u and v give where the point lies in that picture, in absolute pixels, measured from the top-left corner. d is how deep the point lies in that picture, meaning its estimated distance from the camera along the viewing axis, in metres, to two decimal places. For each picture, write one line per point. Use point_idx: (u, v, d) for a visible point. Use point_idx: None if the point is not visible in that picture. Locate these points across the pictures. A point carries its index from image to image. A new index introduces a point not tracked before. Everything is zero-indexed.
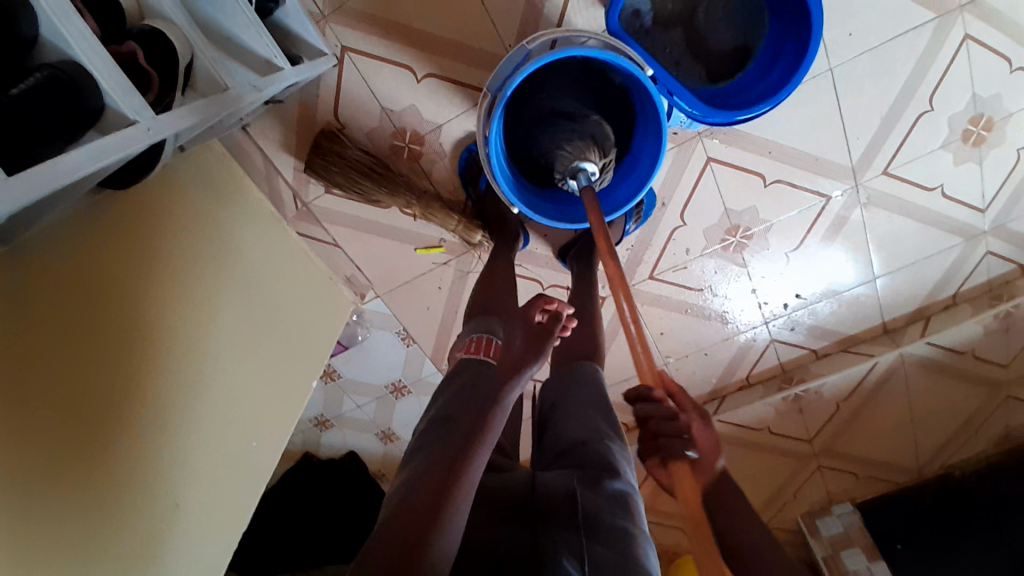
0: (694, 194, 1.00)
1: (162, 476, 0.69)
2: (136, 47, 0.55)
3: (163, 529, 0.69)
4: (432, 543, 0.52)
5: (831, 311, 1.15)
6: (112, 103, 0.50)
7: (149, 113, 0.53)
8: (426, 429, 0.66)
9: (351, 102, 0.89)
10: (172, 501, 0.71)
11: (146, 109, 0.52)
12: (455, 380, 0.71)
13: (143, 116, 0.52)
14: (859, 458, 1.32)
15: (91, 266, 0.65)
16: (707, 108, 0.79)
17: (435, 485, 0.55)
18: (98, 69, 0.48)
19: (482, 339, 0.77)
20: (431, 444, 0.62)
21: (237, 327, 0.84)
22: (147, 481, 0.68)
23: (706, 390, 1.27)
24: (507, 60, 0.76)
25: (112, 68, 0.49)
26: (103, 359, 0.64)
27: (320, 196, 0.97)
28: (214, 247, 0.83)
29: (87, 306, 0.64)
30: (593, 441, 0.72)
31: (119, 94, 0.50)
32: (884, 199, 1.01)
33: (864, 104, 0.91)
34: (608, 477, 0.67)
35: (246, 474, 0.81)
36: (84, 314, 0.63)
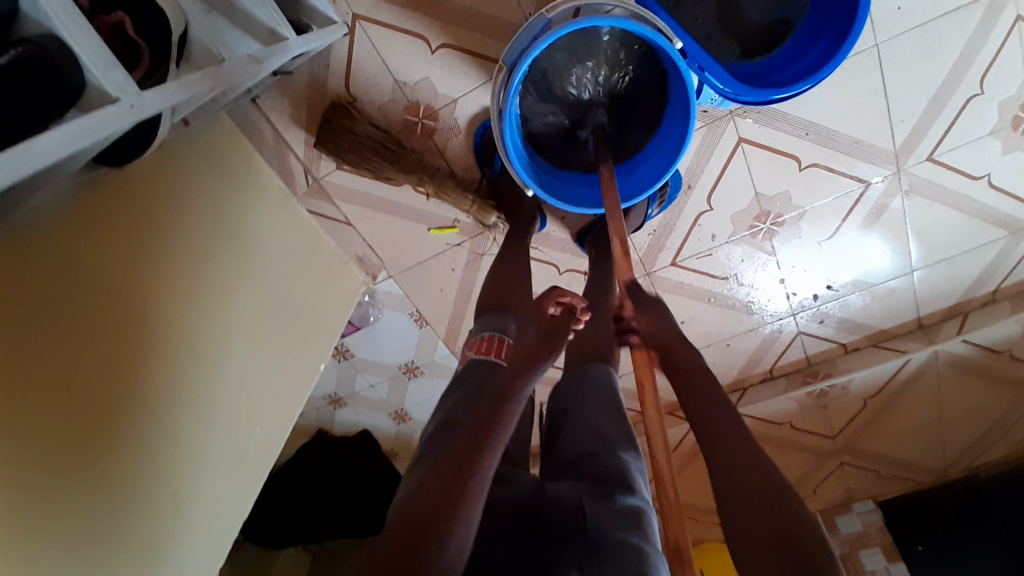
0: (723, 176, 0.94)
1: (163, 464, 0.68)
2: (124, 16, 0.52)
3: (163, 521, 0.68)
4: (432, 554, 0.49)
5: (863, 304, 1.09)
6: (92, 78, 0.46)
7: (133, 90, 0.49)
8: (433, 433, 0.64)
9: (361, 74, 0.85)
10: (173, 488, 0.69)
11: (130, 85, 0.48)
12: (463, 380, 0.70)
13: (126, 92, 0.48)
14: (886, 455, 1.26)
15: (90, 246, 0.63)
16: (741, 85, 0.73)
17: (443, 485, 0.53)
18: (76, 41, 0.44)
19: (493, 339, 0.76)
20: (436, 448, 0.60)
21: (240, 310, 0.81)
22: (150, 467, 0.66)
23: (727, 381, 1.23)
24: (524, 30, 0.72)
25: (95, 42, 0.46)
26: (105, 343, 0.63)
27: (332, 171, 0.94)
28: (214, 226, 0.80)
29: (78, 288, 0.61)
30: (603, 451, 0.69)
31: (98, 70, 0.46)
32: (924, 188, 0.94)
33: (910, 83, 0.84)
34: (618, 492, 0.64)
35: (251, 459, 0.80)
36: (82, 297, 0.61)
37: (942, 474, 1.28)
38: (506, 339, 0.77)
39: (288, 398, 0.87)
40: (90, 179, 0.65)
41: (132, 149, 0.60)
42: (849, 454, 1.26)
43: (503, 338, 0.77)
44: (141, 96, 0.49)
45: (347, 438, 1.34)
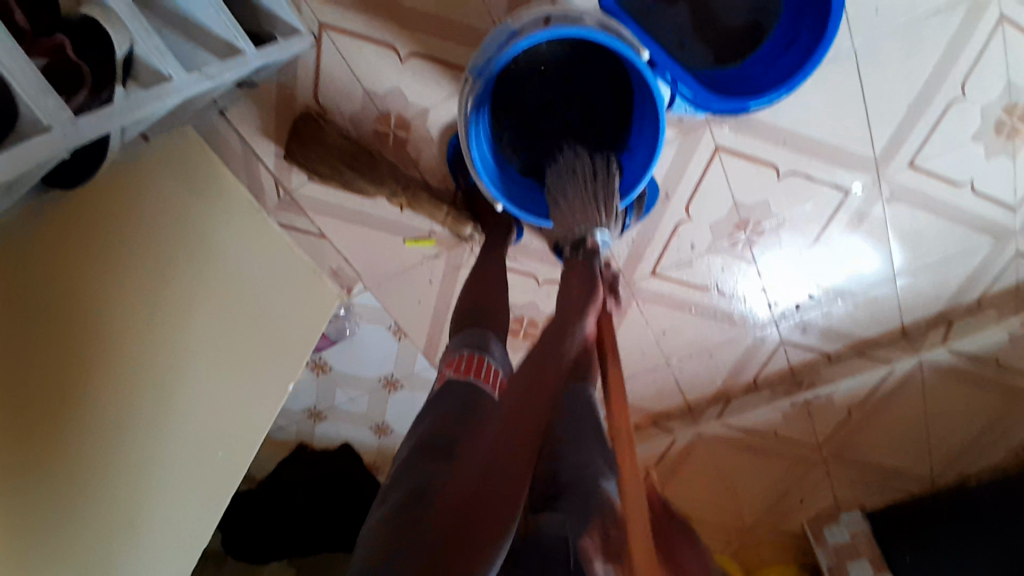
0: (700, 186, 0.93)
1: (116, 481, 0.67)
2: (65, 40, 0.49)
3: (117, 538, 0.66)
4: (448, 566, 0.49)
5: (847, 312, 1.08)
6: (23, 106, 0.43)
7: (67, 116, 0.46)
8: (411, 454, 0.63)
9: (331, 85, 0.84)
10: (129, 517, 0.68)
11: (63, 111, 0.46)
12: (440, 401, 0.69)
13: (59, 119, 0.45)
14: (873, 463, 1.25)
15: (39, 265, 0.63)
16: (709, 95, 0.73)
17: (461, 494, 0.52)
18: (9, 70, 0.42)
19: (471, 360, 0.74)
20: (420, 469, 0.60)
21: (207, 327, 0.79)
22: (104, 495, 0.65)
23: (711, 391, 1.21)
24: (491, 39, 0.70)
25: (27, 66, 0.43)
26: (54, 365, 0.62)
27: (304, 184, 0.92)
28: (181, 240, 0.79)
29: (25, 302, 0.61)
30: (590, 482, 0.69)
31: (30, 97, 0.43)
32: (906, 194, 0.93)
33: (888, 89, 0.83)
34: (602, 525, 0.66)
35: (216, 490, 0.77)
36: (28, 317, 0.61)
37: (931, 482, 1.26)
38: (486, 359, 0.76)
39: (255, 419, 0.83)
40: (37, 202, 0.64)
41: (79, 171, 0.58)
42: (835, 462, 1.24)
43: (489, 359, 0.76)
44: (75, 123, 0.47)
45: (328, 452, 1.32)
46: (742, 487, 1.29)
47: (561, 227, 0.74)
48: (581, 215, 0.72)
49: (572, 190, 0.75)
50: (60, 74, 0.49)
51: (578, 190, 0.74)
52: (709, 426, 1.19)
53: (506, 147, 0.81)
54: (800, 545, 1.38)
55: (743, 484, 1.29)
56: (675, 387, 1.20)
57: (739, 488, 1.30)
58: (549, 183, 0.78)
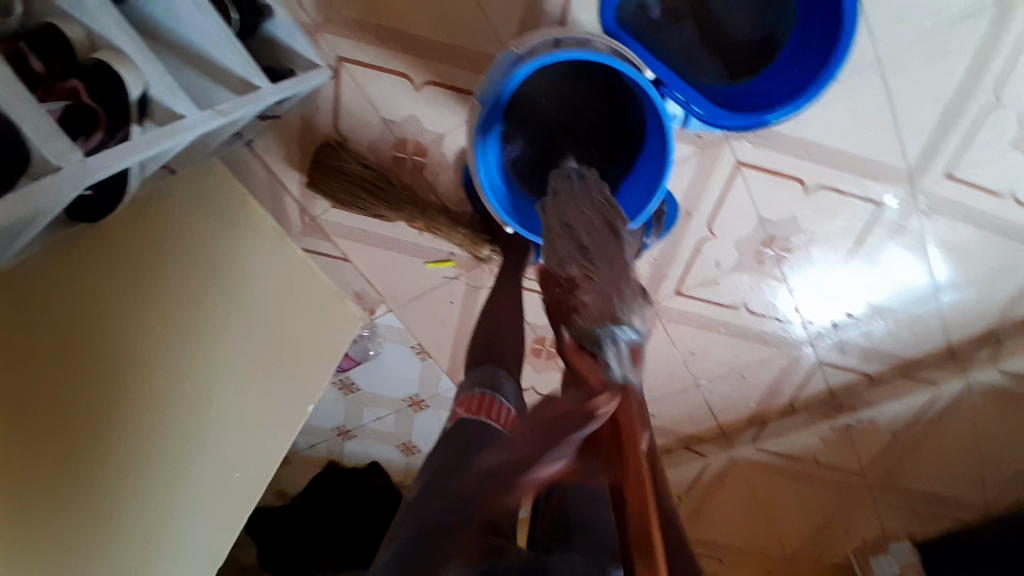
0: (722, 202, 0.90)
1: (126, 506, 0.70)
2: (78, 84, 0.53)
3: (127, 557, 0.70)
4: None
5: (887, 330, 1.02)
6: (34, 148, 0.46)
7: (77, 155, 0.48)
8: (414, 500, 0.59)
9: (350, 114, 0.87)
10: (146, 537, 0.73)
11: (73, 151, 0.48)
12: (447, 442, 0.65)
13: (68, 160, 0.47)
14: (921, 491, 1.16)
15: (69, 300, 0.66)
16: (717, 110, 0.71)
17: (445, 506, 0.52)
18: (20, 116, 0.44)
19: (483, 399, 0.70)
20: (417, 514, 0.56)
21: (225, 352, 0.83)
22: (124, 518, 0.70)
23: (745, 415, 1.16)
24: (496, 65, 0.71)
25: (37, 113, 0.45)
26: (80, 397, 0.66)
27: (327, 210, 0.95)
28: (203, 270, 0.82)
29: (48, 339, 0.64)
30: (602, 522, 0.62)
31: (41, 140, 0.46)
32: (947, 206, 0.87)
33: (919, 98, 0.78)
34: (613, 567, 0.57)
35: (229, 507, 0.82)
36: (58, 352, 0.65)
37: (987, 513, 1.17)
38: (498, 399, 0.71)
39: (266, 441, 0.87)
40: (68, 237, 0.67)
41: (97, 208, 0.62)
42: (882, 490, 1.17)
43: (499, 400, 0.70)
44: (86, 162, 0.49)
45: (357, 470, 1.35)
46: (779, 513, 1.23)
47: (562, 307, 0.56)
48: (596, 291, 0.54)
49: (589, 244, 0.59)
50: (74, 117, 0.53)
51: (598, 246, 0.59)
52: (743, 450, 1.14)
53: (512, 167, 0.81)
54: None
55: (780, 511, 1.22)
56: (705, 410, 1.16)
57: (776, 515, 1.24)
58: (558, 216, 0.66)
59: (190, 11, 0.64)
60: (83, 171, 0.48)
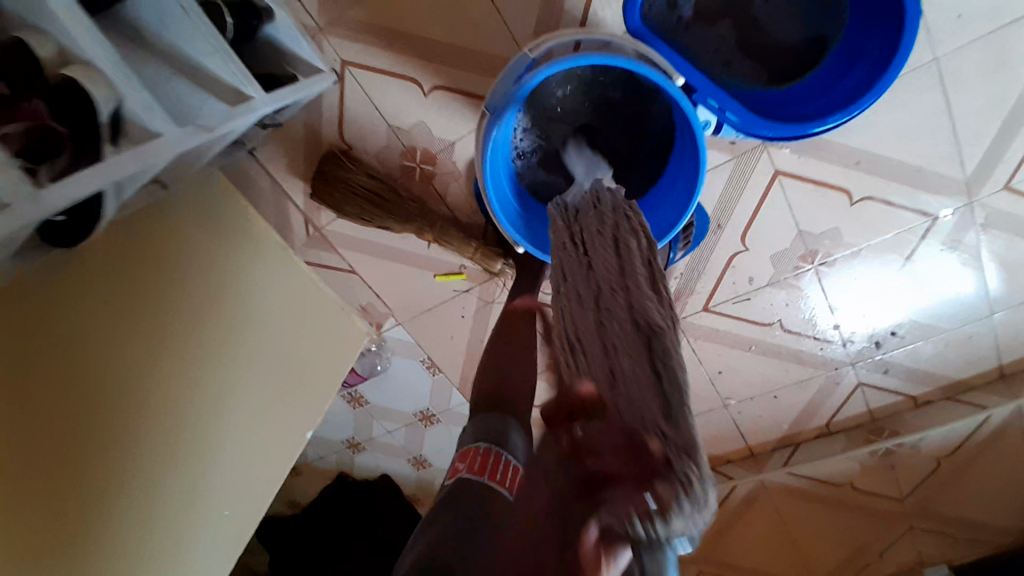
0: (758, 214, 0.83)
1: (124, 538, 0.67)
2: (40, 106, 0.49)
3: None
4: None
5: (934, 351, 0.94)
6: None
7: (30, 189, 0.44)
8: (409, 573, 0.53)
9: (354, 121, 0.81)
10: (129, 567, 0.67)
11: (22, 186, 0.44)
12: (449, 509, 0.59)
13: (19, 194, 0.44)
14: (962, 518, 1.07)
15: (56, 327, 0.62)
16: (756, 119, 0.63)
17: None
18: None
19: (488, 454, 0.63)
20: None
21: (232, 376, 0.78)
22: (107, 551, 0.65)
23: (776, 436, 1.08)
24: (507, 71, 0.64)
25: None
26: (61, 428, 0.61)
27: (333, 222, 0.90)
28: (212, 287, 0.77)
29: (56, 364, 0.62)
30: None
31: None
32: (1003, 219, 0.80)
33: (979, 103, 0.72)
34: None
35: (218, 540, 0.77)
36: (64, 376, 0.62)
37: None
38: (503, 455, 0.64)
39: (273, 468, 0.83)
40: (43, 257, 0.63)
41: (77, 232, 0.58)
42: (920, 517, 1.08)
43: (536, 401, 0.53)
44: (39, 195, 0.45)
45: (368, 483, 1.30)
46: (810, 541, 1.14)
47: (612, 482, 0.40)
48: (668, 482, 0.38)
49: (623, 373, 0.44)
50: (38, 144, 0.49)
51: (631, 373, 0.44)
52: (774, 474, 1.07)
53: (525, 176, 0.75)
54: None
55: (812, 539, 1.14)
56: (733, 431, 1.09)
57: (808, 543, 1.15)
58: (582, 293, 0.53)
59: (180, 18, 0.59)
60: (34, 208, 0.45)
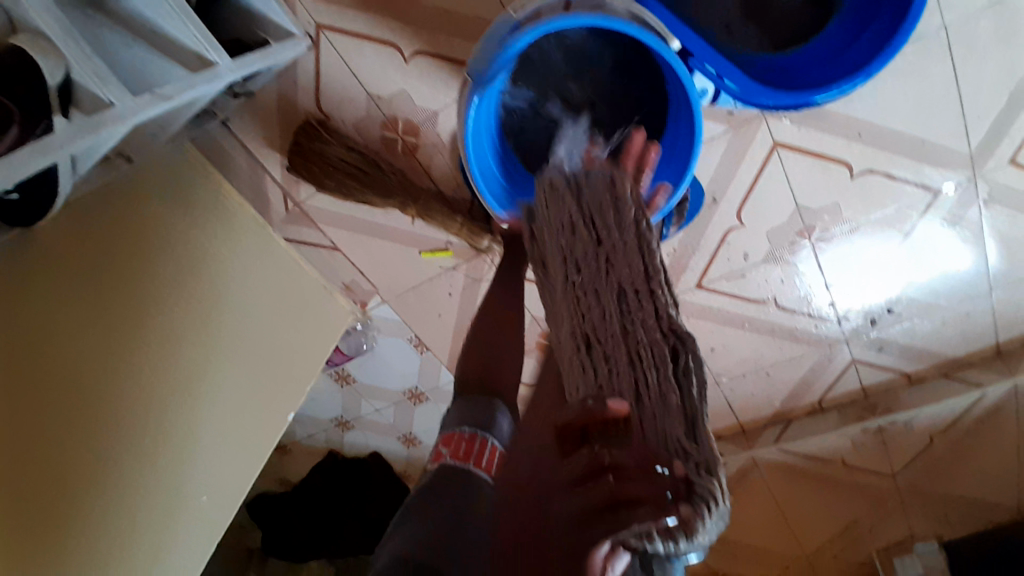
0: (754, 187, 0.79)
1: (102, 535, 0.64)
2: None
3: None
4: None
5: (931, 328, 0.92)
6: None
7: None
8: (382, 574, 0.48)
9: (332, 90, 0.76)
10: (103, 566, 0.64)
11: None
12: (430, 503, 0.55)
13: None
14: (955, 496, 1.06)
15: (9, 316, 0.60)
16: (756, 86, 0.60)
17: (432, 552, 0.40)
18: None
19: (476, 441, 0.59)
20: None
21: (213, 360, 0.75)
22: (81, 547, 0.62)
23: (768, 413, 1.07)
24: (490, 34, 0.60)
25: None
26: (19, 419, 0.59)
27: (313, 196, 0.86)
28: (187, 270, 0.74)
29: (18, 358, 0.59)
30: None
31: None
32: (1007, 194, 0.77)
33: (989, 72, 0.68)
34: None
35: (206, 539, 0.73)
36: (25, 371, 0.60)
37: None
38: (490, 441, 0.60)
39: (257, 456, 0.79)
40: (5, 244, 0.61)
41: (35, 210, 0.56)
42: (911, 493, 1.07)
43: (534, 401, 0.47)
44: None
45: (358, 461, 1.29)
46: (799, 515, 1.15)
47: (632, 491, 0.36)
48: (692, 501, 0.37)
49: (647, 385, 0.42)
50: None
51: (655, 389, 0.42)
52: (765, 451, 1.06)
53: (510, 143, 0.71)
54: None
55: (801, 513, 1.14)
56: (726, 408, 1.07)
57: (798, 517, 1.15)
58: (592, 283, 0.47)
59: None
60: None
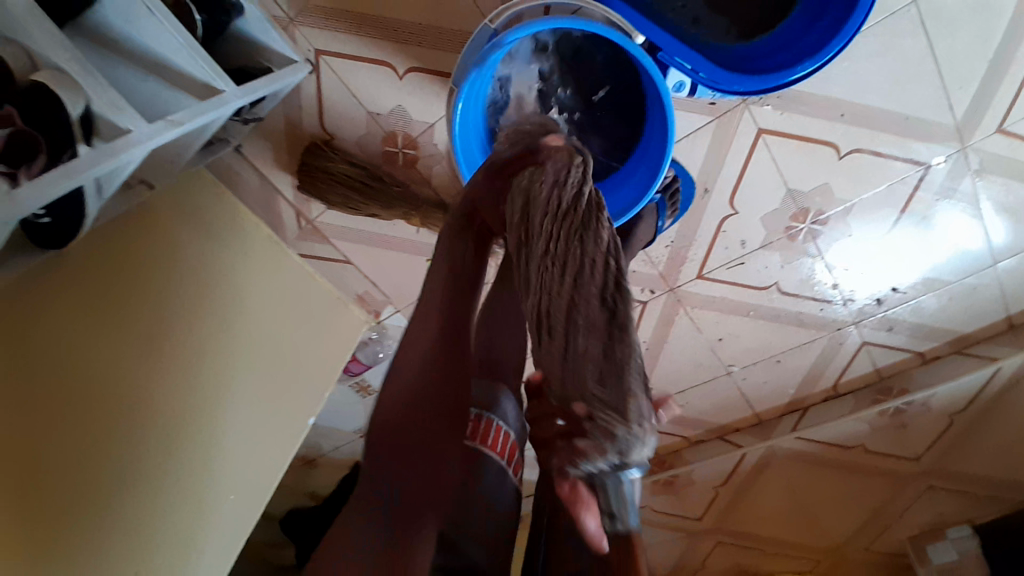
0: (743, 175, 0.81)
1: (131, 534, 0.68)
2: (13, 111, 0.49)
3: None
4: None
5: (938, 305, 0.92)
6: None
7: None
8: None
9: (333, 111, 0.82)
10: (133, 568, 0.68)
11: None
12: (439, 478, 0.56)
13: None
14: (983, 475, 1.04)
15: (41, 341, 0.64)
16: (726, 74, 0.62)
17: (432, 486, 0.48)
18: None
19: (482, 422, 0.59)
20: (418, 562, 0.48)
21: (230, 370, 0.80)
22: (107, 543, 0.66)
23: (783, 402, 1.07)
24: (471, 44, 0.65)
25: None
26: (48, 425, 0.63)
27: (323, 213, 0.92)
28: (200, 288, 0.79)
29: (51, 369, 0.64)
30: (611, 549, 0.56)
31: None
32: (998, 163, 0.77)
33: (963, 45, 0.69)
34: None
35: (233, 535, 0.78)
36: (54, 380, 0.64)
37: None
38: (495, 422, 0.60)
39: (275, 457, 0.84)
40: (32, 266, 0.64)
41: (62, 236, 0.61)
42: (937, 476, 1.05)
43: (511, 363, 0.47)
44: None
45: None
46: (824, 505, 1.13)
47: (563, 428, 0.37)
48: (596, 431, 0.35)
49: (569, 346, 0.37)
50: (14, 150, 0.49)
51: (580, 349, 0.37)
52: (783, 440, 1.05)
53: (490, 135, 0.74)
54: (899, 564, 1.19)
55: (827, 503, 1.13)
56: (740, 399, 1.07)
57: (824, 507, 1.14)
58: (555, 250, 0.42)
59: (145, 16, 0.59)
60: (10, 206, 0.46)
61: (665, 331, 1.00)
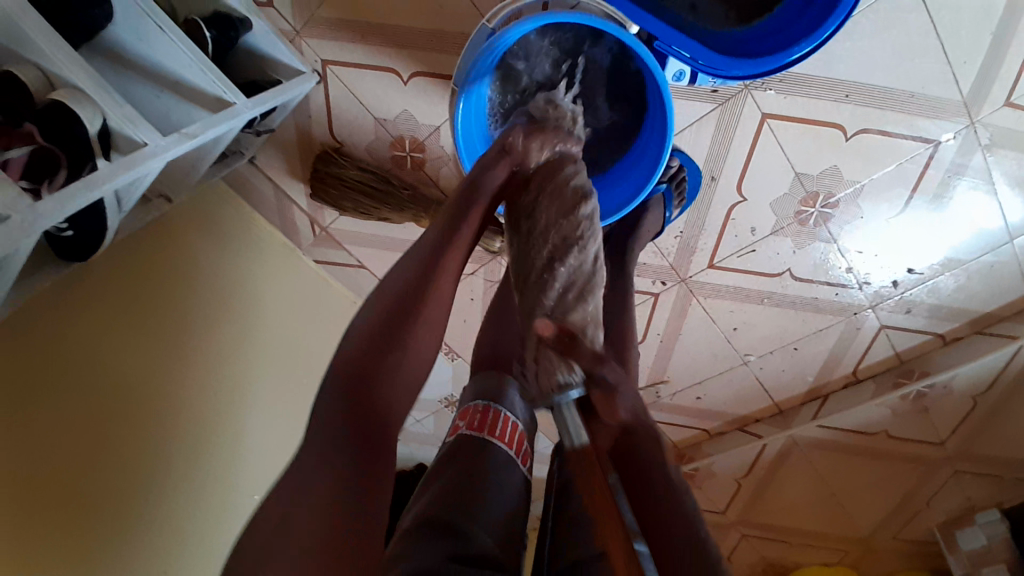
0: (749, 161, 0.81)
1: (159, 538, 0.70)
2: (32, 129, 0.51)
3: None
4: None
5: (956, 285, 0.90)
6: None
7: (26, 202, 0.47)
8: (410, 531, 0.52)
9: (342, 118, 0.84)
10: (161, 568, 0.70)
11: (21, 197, 0.47)
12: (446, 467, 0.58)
13: (18, 207, 0.46)
14: (1013, 459, 1.01)
15: (73, 358, 0.64)
16: (723, 60, 0.62)
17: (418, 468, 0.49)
18: None
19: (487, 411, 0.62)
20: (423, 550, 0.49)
21: (247, 376, 0.84)
22: (139, 548, 0.68)
23: (803, 390, 1.06)
24: (470, 44, 0.66)
25: None
26: (85, 441, 0.63)
27: (336, 219, 0.94)
28: (217, 298, 0.83)
29: (86, 386, 0.65)
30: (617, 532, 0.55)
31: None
32: (1008, 137, 0.76)
33: (967, 17, 0.69)
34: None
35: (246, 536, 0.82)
36: (88, 397, 0.65)
37: None
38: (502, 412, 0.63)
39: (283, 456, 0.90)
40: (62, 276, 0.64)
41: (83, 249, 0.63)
42: (964, 460, 1.03)
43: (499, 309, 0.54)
44: (36, 206, 0.48)
45: None
46: (849, 494, 1.11)
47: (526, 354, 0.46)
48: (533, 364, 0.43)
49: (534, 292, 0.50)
50: (37, 166, 0.52)
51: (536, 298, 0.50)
52: (804, 428, 1.04)
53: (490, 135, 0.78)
54: (928, 553, 1.16)
55: (851, 492, 1.11)
56: (758, 389, 1.06)
57: (849, 495, 1.12)
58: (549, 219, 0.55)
59: (157, 35, 0.62)
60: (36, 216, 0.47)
61: (679, 322, 0.99)
